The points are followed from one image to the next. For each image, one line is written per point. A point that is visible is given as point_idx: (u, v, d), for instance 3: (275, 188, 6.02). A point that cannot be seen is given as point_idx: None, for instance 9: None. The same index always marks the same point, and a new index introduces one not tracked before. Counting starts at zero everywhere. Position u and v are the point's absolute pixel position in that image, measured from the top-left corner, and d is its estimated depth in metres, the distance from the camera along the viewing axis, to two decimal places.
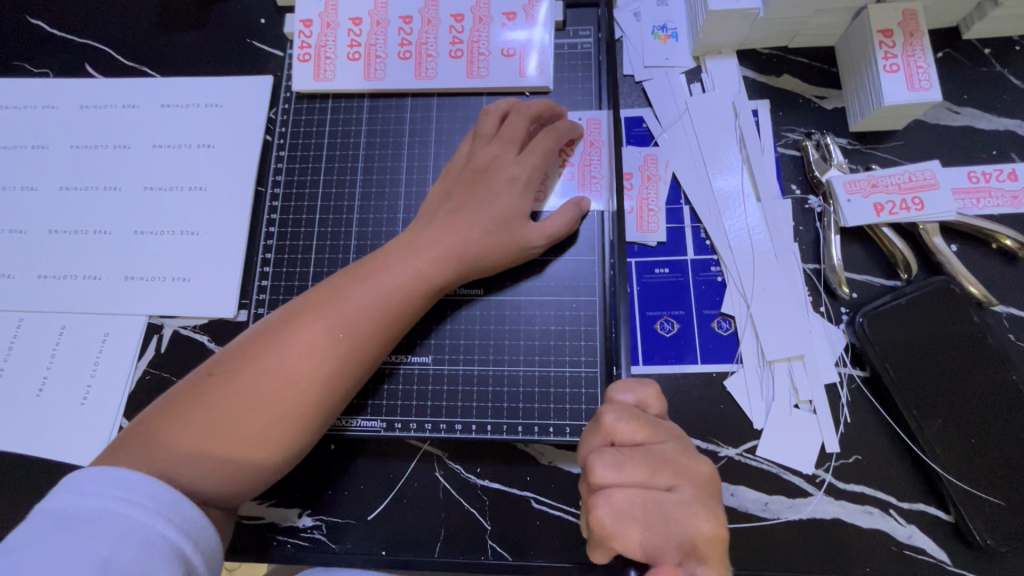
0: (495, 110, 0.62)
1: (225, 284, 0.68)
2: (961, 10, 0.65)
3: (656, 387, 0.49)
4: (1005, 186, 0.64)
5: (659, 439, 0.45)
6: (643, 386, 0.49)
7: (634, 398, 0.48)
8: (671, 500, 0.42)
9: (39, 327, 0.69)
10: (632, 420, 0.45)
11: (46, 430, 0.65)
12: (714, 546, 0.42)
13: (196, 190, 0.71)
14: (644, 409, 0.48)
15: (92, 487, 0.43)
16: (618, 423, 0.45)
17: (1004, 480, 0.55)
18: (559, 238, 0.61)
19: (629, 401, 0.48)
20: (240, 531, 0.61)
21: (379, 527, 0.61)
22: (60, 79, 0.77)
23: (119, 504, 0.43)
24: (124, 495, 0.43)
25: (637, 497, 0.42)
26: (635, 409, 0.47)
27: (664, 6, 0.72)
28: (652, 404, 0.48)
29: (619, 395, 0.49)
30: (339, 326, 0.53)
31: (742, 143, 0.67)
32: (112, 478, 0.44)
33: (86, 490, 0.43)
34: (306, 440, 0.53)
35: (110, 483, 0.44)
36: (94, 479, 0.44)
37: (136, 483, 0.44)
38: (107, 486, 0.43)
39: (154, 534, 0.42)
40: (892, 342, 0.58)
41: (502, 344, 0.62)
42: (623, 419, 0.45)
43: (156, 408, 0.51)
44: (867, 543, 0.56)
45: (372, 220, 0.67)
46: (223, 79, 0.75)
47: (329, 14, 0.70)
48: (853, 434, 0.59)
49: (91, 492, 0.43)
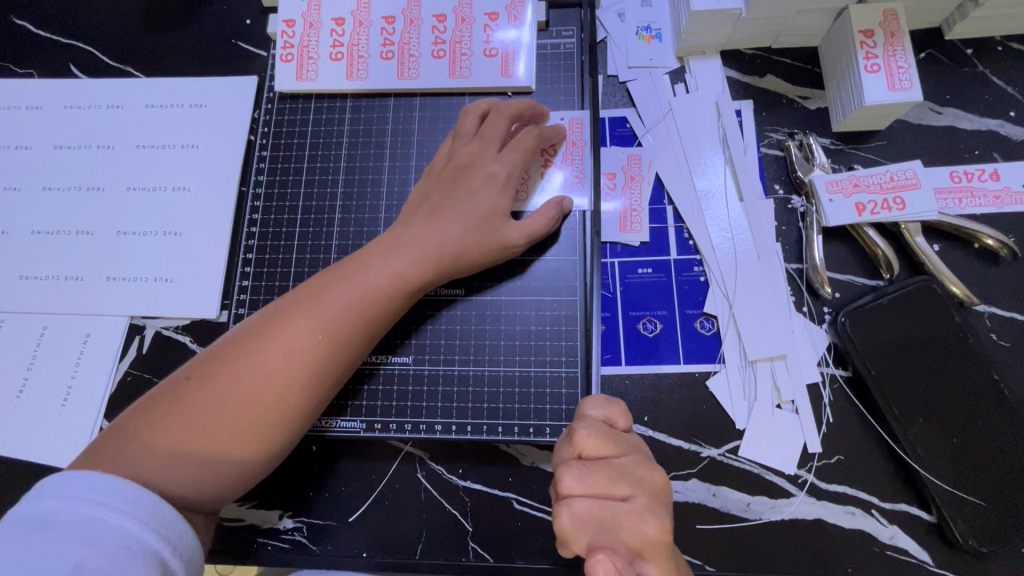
0: (475, 110, 0.62)
1: (207, 284, 0.68)
2: (942, 11, 0.66)
3: (622, 405, 0.49)
4: (987, 186, 0.64)
5: (621, 452, 0.45)
6: (610, 403, 0.49)
7: (600, 415, 0.48)
8: (624, 509, 0.42)
9: (19, 328, 0.68)
10: (597, 434, 0.45)
11: (26, 431, 0.65)
12: (659, 550, 0.42)
13: (180, 191, 0.71)
14: (610, 425, 0.48)
15: (67, 492, 0.43)
16: (585, 437, 0.45)
17: (986, 480, 0.55)
18: (540, 238, 0.61)
19: (596, 417, 0.48)
20: (221, 533, 0.61)
21: (361, 528, 0.60)
22: (44, 80, 0.77)
23: (94, 508, 0.42)
24: (99, 499, 0.43)
25: (594, 508, 0.42)
26: (601, 423, 0.47)
27: (648, 7, 0.72)
28: (618, 421, 0.48)
29: (587, 411, 0.49)
30: (319, 326, 0.53)
31: (725, 143, 0.67)
32: (86, 483, 0.43)
33: (60, 494, 0.42)
34: (287, 442, 0.53)
35: (85, 487, 0.43)
36: (69, 483, 0.43)
37: (112, 487, 0.44)
38: (83, 490, 0.43)
39: (130, 538, 0.42)
40: (873, 342, 0.58)
41: (483, 344, 0.62)
42: (590, 433, 0.45)
43: (133, 412, 0.51)
44: (849, 544, 0.56)
45: (354, 220, 0.67)
46: (207, 79, 0.75)
47: (312, 14, 0.69)
48: (835, 434, 0.58)
49: (67, 496, 0.42)
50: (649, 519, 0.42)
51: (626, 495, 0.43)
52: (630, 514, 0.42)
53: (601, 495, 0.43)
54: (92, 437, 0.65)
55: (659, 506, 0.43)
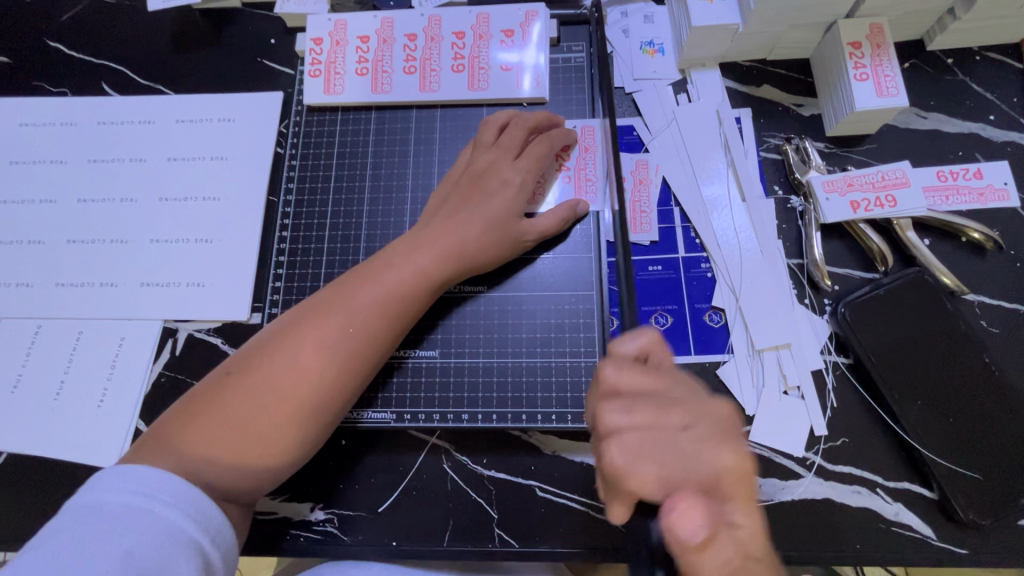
0: (495, 121, 0.67)
1: (238, 288, 0.71)
2: (923, 24, 0.71)
3: (655, 335, 0.50)
4: (971, 184, 0.68)
5: (664, 384, 0.46)
6: (641, 334, 0.49)
7: (635, 349, 0.48)
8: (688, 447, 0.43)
9: (56, 333, 0.71)
10: (635, 371, 0.46)
11: (64, 431, 0.67)
12: (737, 478, 0.42)
13: (209, 201, 0.75)
14: (645, 359, 0.48)
15: (116, 485, 0.46)
16: (622, 376, 0.46)
17: (982, 456, 0.58)
18: (553, 236, 0.65)
19: (631, 351, 0.48)
20: (253, 526, 0.63)
21: (389, 519, 0.63)
22: (78, 98, 0.81)
23: (141, 500, 0.45)
24: (145, 491, 0.46)
25: (646, 437, 0.43)
26: (636, 360, 0.47)
27: (651, 24, 0.77)
28: (653, 353, 0.49)
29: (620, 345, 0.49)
30: (347, 321, 0.56)
31: (727, 148, 0.71)
32: (135, 477, 0.46)
33: (111, 487, 0.45)
34: (321, 433, 0.56)
35: (133, 480, 0.46)
36: (120, 477, 0.46)
37: (157, 481, 0.47)
38: (131, 483, 0.46)
39: (175, 529, 0.45)
40: (872, 330, 0.62)
41: (505, 338, 0.65)
42: (627, 372, 0.46)
43: (172, 414, 0.54)
44: (857, 522, 0.59)
45: (381, 224, 0.70)
46: (235, 95, 0.80)
47: (338, 33, 0.74)
48: (839, 418, 0.62)
49: (116, 489, 0.45)
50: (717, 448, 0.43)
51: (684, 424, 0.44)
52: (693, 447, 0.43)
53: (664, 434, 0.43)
54: (128, 436, 0.67)
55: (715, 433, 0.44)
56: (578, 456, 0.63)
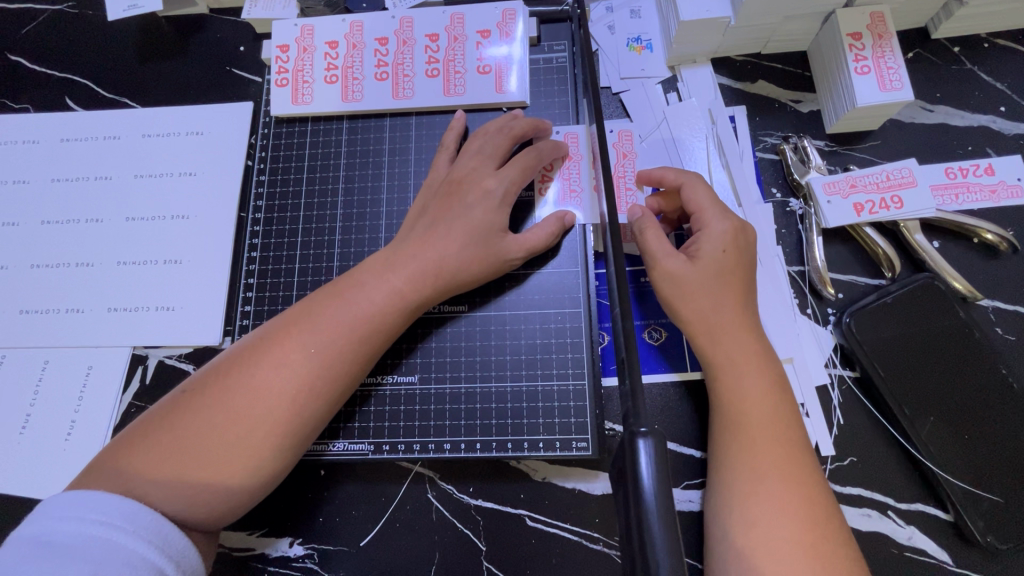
0: (484, 130, 0.63)
1: (209, 311, 0.68)
2: (927, 11, 0.67)
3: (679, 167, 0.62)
4: (982, 181, 0.64)
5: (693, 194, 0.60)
6: (670, 169, 0.62)
7: (665, 174, 0.61)
8: (714, 378, 0.54)
9: (19, 363, 0.68)
10: (660, 194, 0.63)
11: (28, 468, 0.64)
12: (738, 239, 0.57)
13: (178, 219, 0.71)
14: (668, 184, 0.61)
15: (72, 511, 0.42)
16: (654, 201, 0.62)
17: (1003, 476, 0.54)
18: (539, 251, 0.61)
19: (665, 175, 0.61)
20: (228, 564, 0.60)
21: (371, 553, 0.59)
22: (39, 115, 0.77)
23: (99, 528, 0.41)
24: (104, 518, 0.42)
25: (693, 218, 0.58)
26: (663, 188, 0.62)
27: (638, 19, 0.73)
28: (671, 179, 0.61)
29: (660, 174, 0.62)
30: (311, 340, 0.52)
31: (721, 149, 0.67)
32: (88, 502, 0.42)
33: (67, 514, 0.41)
34: (281, 459, 0.50)
35: (90, 506, 0.42)
36: (71, 502, 0.42)
37: (115, 505, 0.43)
38: (87, 509, 0.42)
39: (136, 557, 0.41)
40: (879, 340, 0.58)
41: (489, 360, 0.62)
42: (655, 200, 0.62)
43: (127, 433, 0.50)
44: (868, 547, 0.55)
45: (355, 240, 0.67)
46: (202, 106, 0.76)
47: (305, 39, 0.70)
48: (847, 437, 0.58)
49: (72, 516, 0.41)
50: (668, 255, 0.56)
51: (639, 229, 0.58)
52: (703, 347, 0.54)
53: (627, 239, 0.64)
54: None
55: (734, 340, 0.53)
56: (570, 481, 0.59)
